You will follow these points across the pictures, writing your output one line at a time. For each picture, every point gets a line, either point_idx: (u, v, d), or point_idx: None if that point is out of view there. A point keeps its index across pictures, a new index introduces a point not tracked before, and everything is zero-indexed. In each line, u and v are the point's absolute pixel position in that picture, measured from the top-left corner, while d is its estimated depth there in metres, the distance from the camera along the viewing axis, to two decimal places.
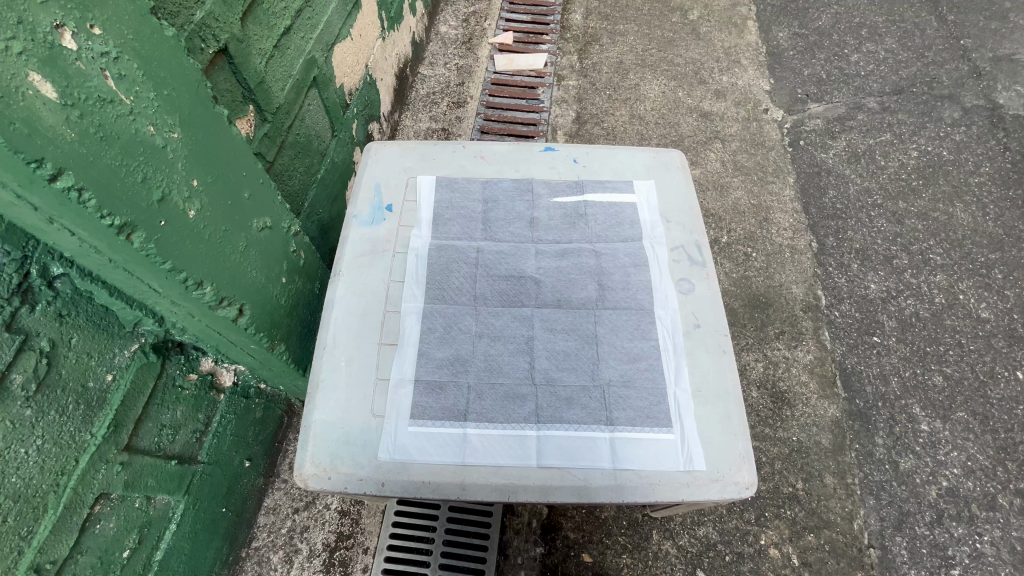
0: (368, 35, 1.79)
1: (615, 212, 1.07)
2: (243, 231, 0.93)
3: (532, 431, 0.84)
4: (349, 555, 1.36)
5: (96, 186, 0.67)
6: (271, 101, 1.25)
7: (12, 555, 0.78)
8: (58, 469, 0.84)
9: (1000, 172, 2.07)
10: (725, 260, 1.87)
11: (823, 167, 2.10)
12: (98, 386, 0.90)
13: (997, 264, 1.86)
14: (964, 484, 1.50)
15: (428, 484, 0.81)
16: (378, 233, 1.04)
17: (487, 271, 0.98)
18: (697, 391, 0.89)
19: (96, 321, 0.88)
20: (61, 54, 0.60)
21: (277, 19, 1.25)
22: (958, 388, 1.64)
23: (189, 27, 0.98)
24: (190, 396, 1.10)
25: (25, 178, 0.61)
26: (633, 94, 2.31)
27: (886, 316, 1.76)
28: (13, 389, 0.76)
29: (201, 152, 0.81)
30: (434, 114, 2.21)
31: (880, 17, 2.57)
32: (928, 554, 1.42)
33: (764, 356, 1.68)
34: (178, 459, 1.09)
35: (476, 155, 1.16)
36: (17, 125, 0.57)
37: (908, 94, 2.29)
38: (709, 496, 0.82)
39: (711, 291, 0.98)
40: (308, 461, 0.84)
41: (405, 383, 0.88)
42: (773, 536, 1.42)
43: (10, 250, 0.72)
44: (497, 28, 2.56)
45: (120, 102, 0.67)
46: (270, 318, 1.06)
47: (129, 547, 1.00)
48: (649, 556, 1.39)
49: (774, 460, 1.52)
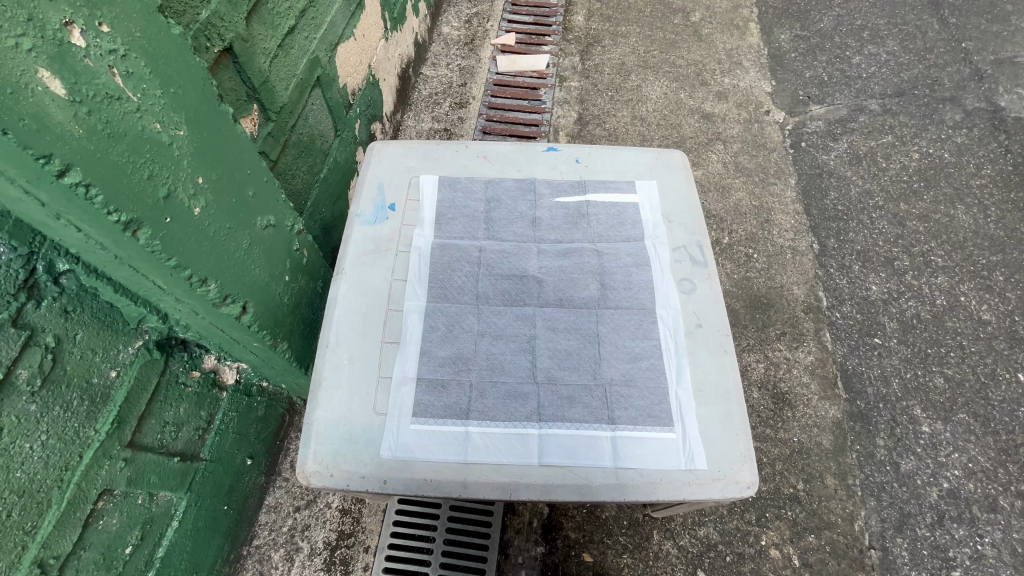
0: (371, 35, 1.80)
1: (617, 212, 1.07)
2: (247, 229, 0.93)
3: (533, 430, 0.84)
4: (350, 554, 1.36)
5: (103, 182, 0.67)
6: (274, 100, 1.25)
7: (16, 550, 0.79)
8: (63, 465, 0.85)
9: (1001, 174, 2.07)
10: (726, 261, 1.87)
11: (825, 169, 2.10)
12: (103, 381, 0.90)
13: (998, 266, 1.86)
14: (964, 486, 1.50)
15: (430, 483, 0.81)
16: (381, 232, 1.04)
17: (489, 270, 0.98)
18: (699, 391, 0.89)
19: (102, 317, 0.88)
20: (70, 50, 0.60)
21: (281, 19, 1.26)
22: (958, 390, 1.64)
23: (194, 26, 0.99)
24: (193, 393, 1.11)
25: (33, 174, 0.62)
26: (635, 95, 2.32)
27: (887, 318, 1.76)
28: (19, 384, 0.77)
29: (206, 149, 0.81)
30: (437, 115, 2.21)
31: (881, 19, 2.58)
32: (928, 556, 1.42)
33: (765, 357, 1.68)
34: (181, 456, 1.09)
35: (479, 155, 1.16)
36: (26, 122, 0.58)
37: (910, 97, 2.29)
38: (710, 495, 0.82)
39: (714, 291, 0.98)
40: (310, 458, 0.84)
41: (407, 382, 0.88)
42: (773, 537, 1.42)
43: (16, 245, 0.73)
44: (500, 29, 2.56)
45: (128, 100, 0.68)
46: (273, 316, 1.06)
47: (132, 544, 1.00)
48: (649, 556, 1.39)
49: (774, 461, 1.52)
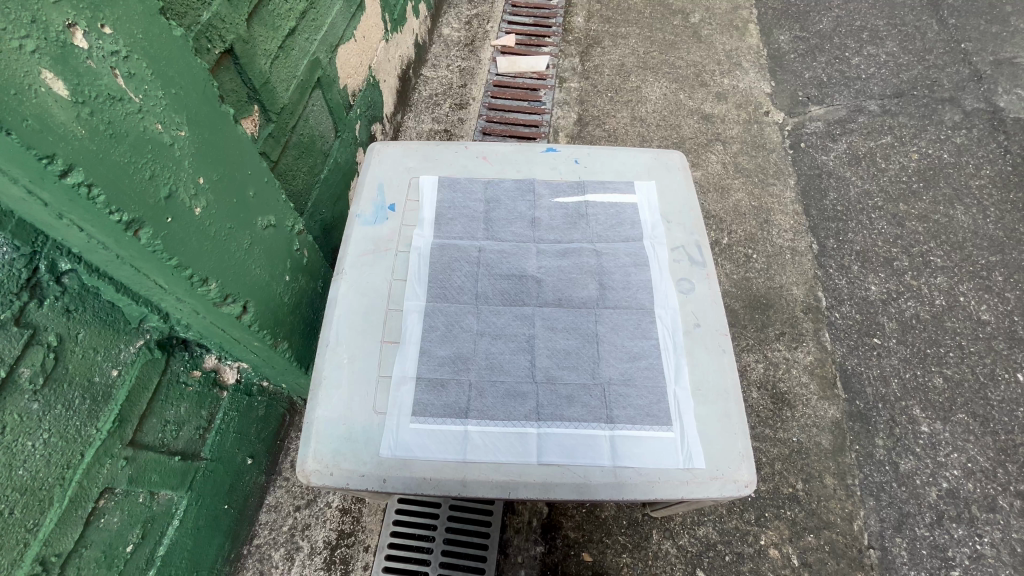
0: (371, 36, 1.80)
1: (616, 212, 1.08)
2: (247, 229, 0.94)
3: (533, 428, 0.84)
4: (350, 554, 1.36)
5: (105, 182, 0.68)
6: (275, 101, 1.26)
7: (18, 547, 0.79)
8: (64, 463, 0.85)
9: (1000, 175, 2.07)
10: (726, 261, 1.88)
11: (824, 169, 2.11)
12: (105, 380, 0.91)
13: (997, 267, 1.86)
14: (964, 486, 1.50)
15: (430, 481, 0.82)
16: (381, 232, 1.05)
17: (488, 270, 0.99)
18: (697, 390, 0.89)
19: (103, 317, 0.89)
20: (73, 52, 0.61)
21: (282, 21, 1.27)
22: (958, 390, 1.64)
23: (196, 28, 0.99)
24: (194, 393, 1.11)
25: (36, 175, 0.63)
26: (634, 96, 2.32)
27: (886, 318, 1.76)
28: (21, 382, 0.77)
29: (207, 150, 0.82)
30: (437, 116, 2.22)
31: (881, 20, 2.58)
32: (928, 556, 1.42)
33: (764, 357, 1.69)
34: (182, 455, 1.10)
35: (479, 155, 1.17)
36: (29, 122, 0.59)
37: (909, 97, 2.30)
38: (708, 494, 0.82)
39: (712, 291, 0.99)
40: (310, 457, 0.84)
41: (407, 381, 0.88)
42: (773, 536, 1.43)
43: (19, 245, 0.73)
44: (499, 31, 2.57)
45: (130, 101, 0.68)
46: (273, 316, 1.07)
47: (133, 542, 1.00)
48: (649, 556, 1.40)
49: (774, 461, 1.52)
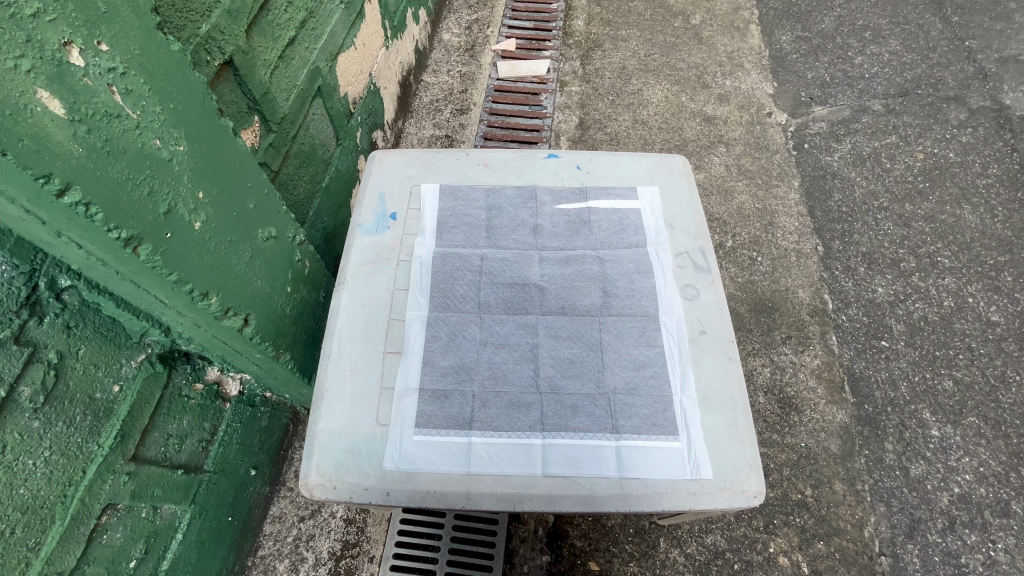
0: (371, 43, 1.80)
1: (618, 218, 1.07)
2: (248, 241, 0.93)
3: (537, 440, 0.83)
4: (355, 564, 1.35)
5: (103, 200, 0.67)
6: (276, 111, 1.26)
7: (19, 567, 0.79)
8: (65, 481, 0.85)
9: (1007, 173, 2.05)
10: (731, 265, 1.86)
11: (828, 170, 2.09)
12: (107, 396, 0.91)
13: (1006, 267, 1.84)
14: (975, 490, 1.48)
15: (434, 494, 0.81)
16: (382, 242, 1.04)
17: (491, 278, 0.98)
18: (704, 399, 0.88)
19: (104, 332, 0.89)
20: (69, 70, 0.61)
21: (282, 31, 1.27)
22: (969, 393, 1.62)
23: (194, 40, 0.99)
24: (196, 405, 1.11)
25: (34, 194, 0.62)
26: (636, 100, 2.31)
27: (894, 320, 1.74)
28: (21, 401, 0.77)
29: (206, 162, 0.81)
30: (438, 122, 2.22)
31: (883, 19, 2.56)
32: (940, 562, 1.40)
33: (771, 361, 1.67)
34: (184, 469, 1.09)
35: (480, 162, 1.16)
36: (25, 142, 0.58)
37: (913, 96, 2.27)
38: (716, 504, 0.81)
39: (717, 297, 0.98)
40: (313, 471, 0.83)
41: (409, 393, 0.87)
42: (782, 544, 1.41)
43: (18, 263, 0.73)
44: (500, 35, 2.57)
45: (128, 117, 0.68)
46: (275, 327, 1.06)
47: (135, 558, 1.00)
48: (657, 565, 1.38)
49: (782, 467, 1.51)
